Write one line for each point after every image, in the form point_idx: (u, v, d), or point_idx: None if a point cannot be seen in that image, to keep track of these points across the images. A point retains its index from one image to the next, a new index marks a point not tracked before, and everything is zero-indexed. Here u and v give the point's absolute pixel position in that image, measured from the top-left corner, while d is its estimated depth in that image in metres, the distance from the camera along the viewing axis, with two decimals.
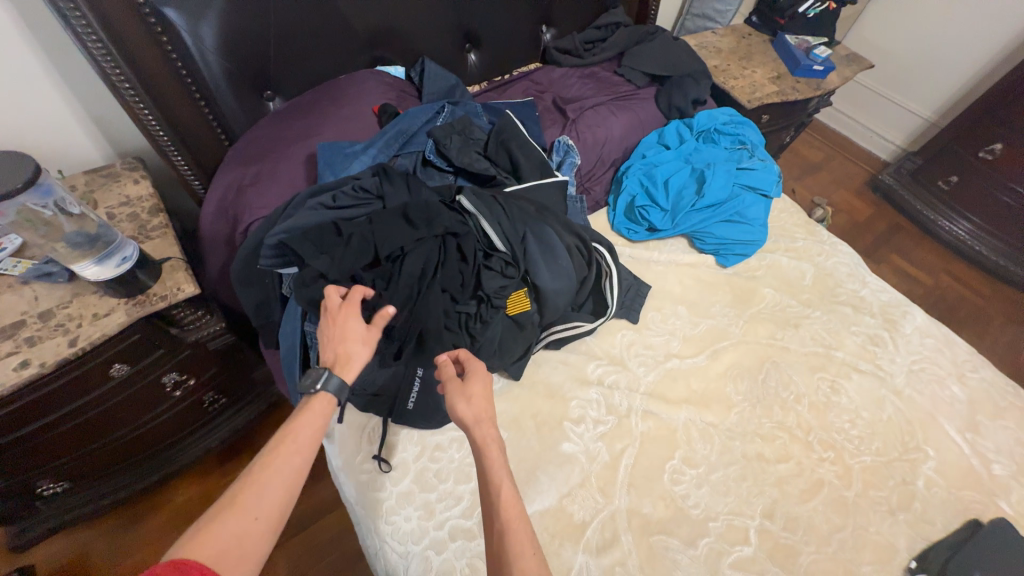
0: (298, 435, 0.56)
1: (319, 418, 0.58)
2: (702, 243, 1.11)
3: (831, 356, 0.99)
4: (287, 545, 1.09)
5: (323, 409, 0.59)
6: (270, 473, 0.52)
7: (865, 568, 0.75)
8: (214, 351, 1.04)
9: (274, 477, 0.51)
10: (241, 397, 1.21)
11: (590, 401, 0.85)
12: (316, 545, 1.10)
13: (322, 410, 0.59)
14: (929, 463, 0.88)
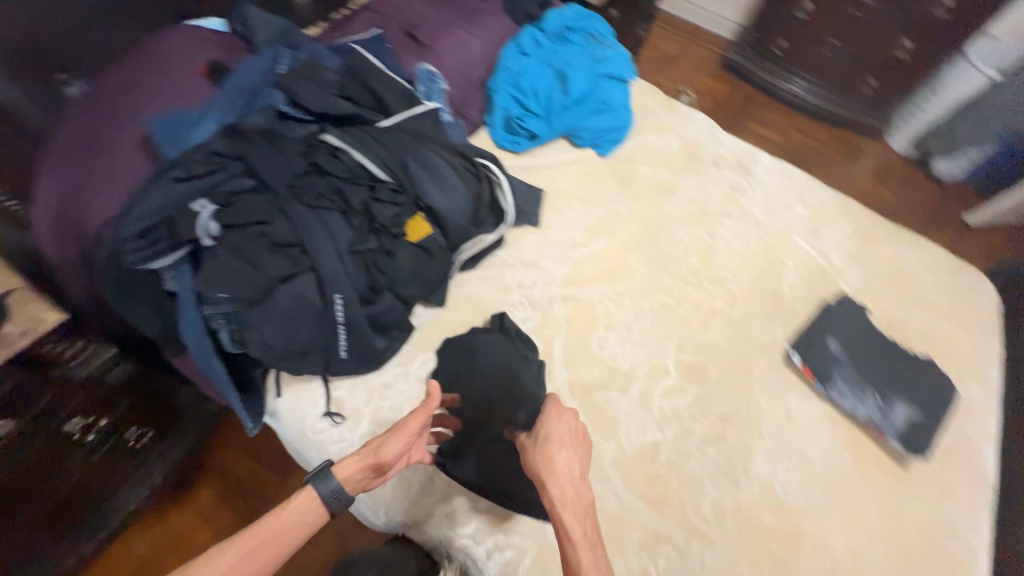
0: (267, 528, 0.61)
1: (301, 522, 0.63)
2: (580, 139, 1.18)
3: (704, 210, 1.14)
4: None
5: (303, 501, 0.64)
6: (230, 553, 0.58)
7: (757, 362, 0.93)
8: (117, 382, 0.94)
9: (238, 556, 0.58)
10: (172, 425, 1.09)
11: (514, 305, 0.92)
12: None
13: (305, 509, 0.64)
14: (790, 271, 1.07)
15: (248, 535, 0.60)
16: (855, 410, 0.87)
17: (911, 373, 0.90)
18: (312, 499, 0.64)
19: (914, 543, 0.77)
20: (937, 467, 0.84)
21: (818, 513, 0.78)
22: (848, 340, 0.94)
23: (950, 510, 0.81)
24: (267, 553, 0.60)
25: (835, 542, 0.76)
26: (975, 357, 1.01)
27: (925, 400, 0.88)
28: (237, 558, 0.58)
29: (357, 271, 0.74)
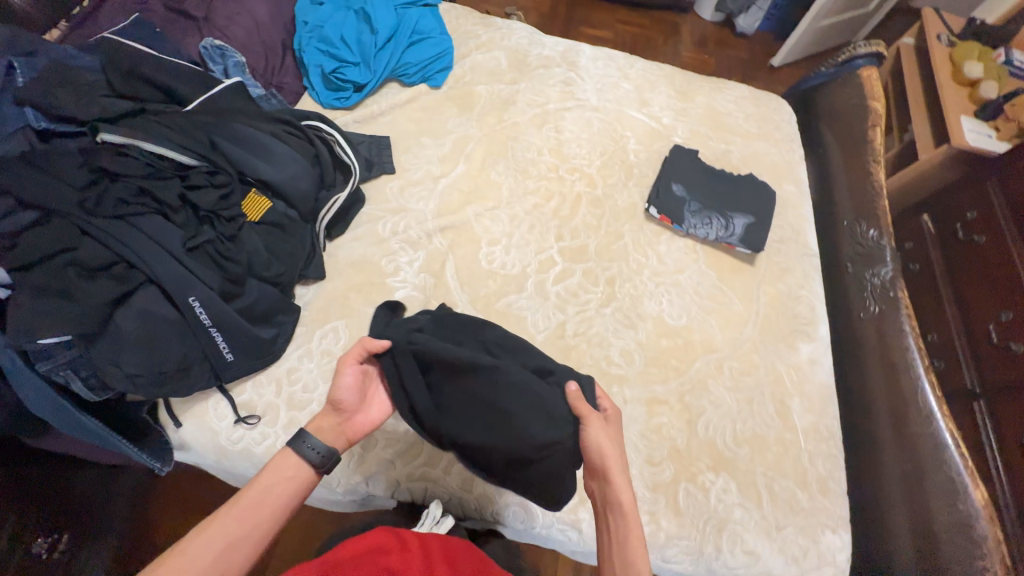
0: (254, 490, 0.58)
1: (286, 480, 0.60)
2: (408, 77, 1.15)
3: (547, 111, 1.19)
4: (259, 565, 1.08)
5: (288, 468, 0.60)
6: (222, 522, 0.55)
7: (626, 226, 1.04)
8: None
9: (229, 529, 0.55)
10: (86, 519, 0.97)
11: (397, 252, 0.93)
12: (288, 543, 1.11)
13: (288, 468, 0.60)
14: (631, 141, 1.18)
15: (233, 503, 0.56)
16: (704, 234, 1.02)
17: (740, 191, 1.07)
18: (295, 457, 0.61)
19: (772, 315, 0.97)
20: (776, 253, 1.04)
21: (701, 323, 0.94)
22: (686, 181, 1.07)
23: (791, 282, 1.01)
24: (262, 514, 0.57)
25: (718, 338, 0.93)
26: (786, 162, 1.21)
27: (756, 207, 1.05)
28: (231, 526, 0.55)
29: (205, 267, 0.68)
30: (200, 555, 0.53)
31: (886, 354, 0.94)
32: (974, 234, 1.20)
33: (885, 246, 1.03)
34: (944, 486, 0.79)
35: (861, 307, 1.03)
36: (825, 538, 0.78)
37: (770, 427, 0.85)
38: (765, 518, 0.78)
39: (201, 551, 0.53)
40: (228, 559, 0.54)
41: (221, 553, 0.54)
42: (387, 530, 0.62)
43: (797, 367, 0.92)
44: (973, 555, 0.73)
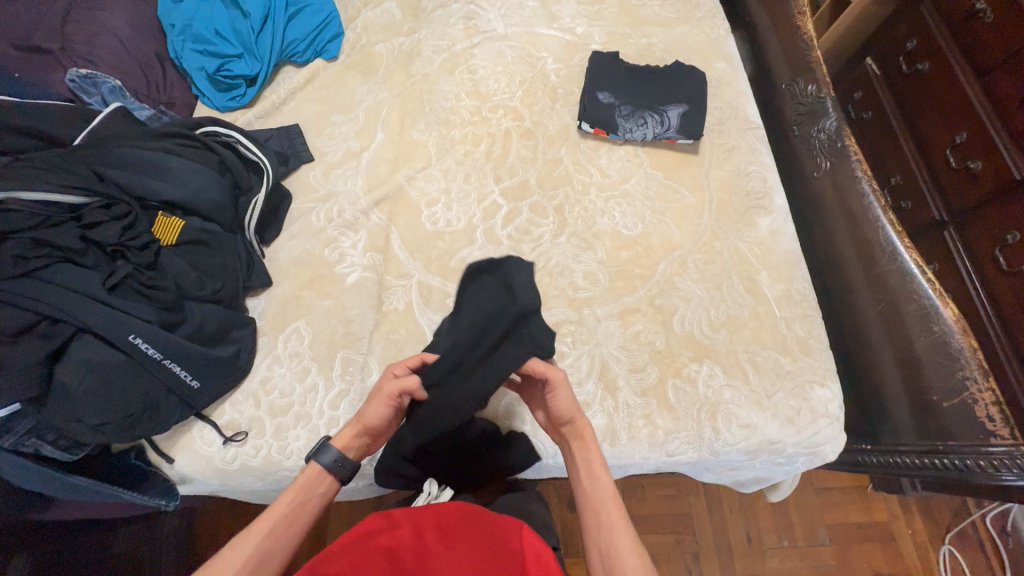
0: (286, 502, 0.63)
1: (274, 532, 0.61)
2: (299, 55, 1.08)
3: (455, 52, 1.10)
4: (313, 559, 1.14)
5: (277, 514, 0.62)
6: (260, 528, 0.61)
7: (563, 150, 1.01)
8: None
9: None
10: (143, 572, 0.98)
11: (337, 239, 0.90)
12: (333, 534, 1.16)
13: (314, 483, 0.65)
14: (550, 61, 1.10)
15: (268, 515, 0.62)
16: (642, 136, 0.99)
17: (669, 82, 1.03)
18: (288, 501, 0.63)
19: (726, 198, 0.95)
20: (719, 136, 1.01)
21: (657, 226, 0.92)
22: (613, 87, 1.02)
23: (739, 160, 0.99)
24: (293, 525, 0.62)
25: (677, 236, 0.92)
26: (715, 39, 1.14)
27: (690, 94, 1.01)
28: (264, 542, 0.60)
29: (133, 303, 0.66)
30: (241, 556, 0.59)
31: (845, 205, 0.93)
32: (920, 63, 1.10)
33: (825, 98, 1.00)
34: (917, 313, 0.80)
35: (814, 166, 1.01)
36: (815, 393, 0.81)
37: (743, 306, 0.86)
38: (754, 390, 0.80)
39: (238, 561, 0.59)
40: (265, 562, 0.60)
41: (258, 558, 0.59)
42: (377, 514, 0.63)
43: (760, 242, 0.91)
44: (953, 369, 0.75)
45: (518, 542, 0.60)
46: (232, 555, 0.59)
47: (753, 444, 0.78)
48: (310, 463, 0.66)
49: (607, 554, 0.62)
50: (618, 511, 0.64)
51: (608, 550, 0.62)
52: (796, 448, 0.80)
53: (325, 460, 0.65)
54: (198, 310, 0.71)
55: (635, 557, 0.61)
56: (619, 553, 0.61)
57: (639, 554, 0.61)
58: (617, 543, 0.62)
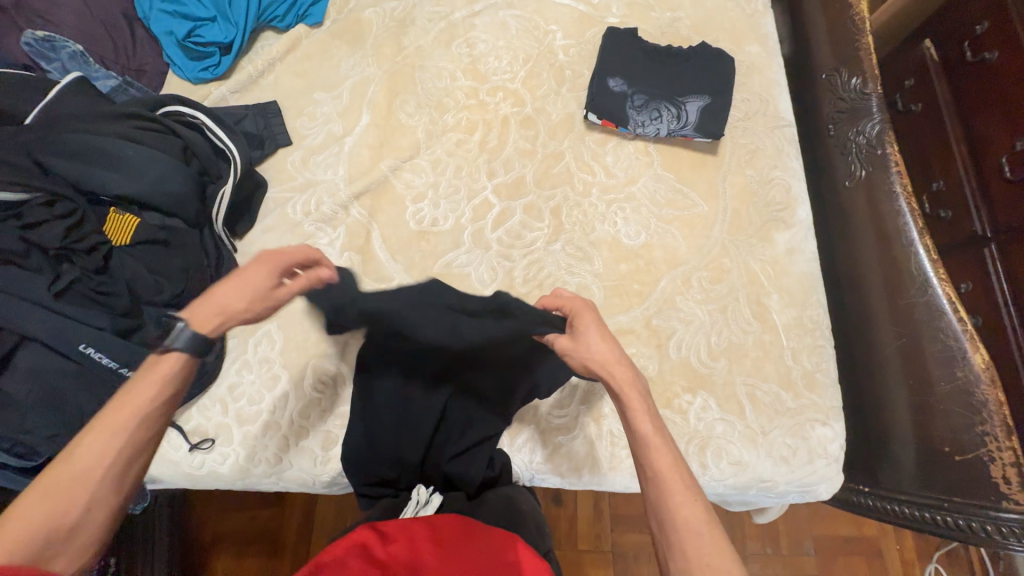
0: (146, 400, 0.51)
1: (135, 432, 0.50)
2: (279, 20, 0.96)
3: (452, 21, 0.98)
4: (298, 537, 1.16)
5: (140, 398, 0.50)
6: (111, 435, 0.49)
7: (565, 143, 0.91)
8: None
9: (59, 496, 0.46)
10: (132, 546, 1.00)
11: (314, 235, 0.84)
12: (320, 515, 1.17)
13: (169, 371, 0.53)
14: (558, 36, 0.97)
15: (122, 413, 0.50)
16: (655, 131, 0.88)
17: (693, 68, 0.90)
18: (153, 385, 0.51)
19: (742, 209, 0.86)
20: (742, 135, 0.90)
21: (662, 237, 0.84)
22: (627, 72, 0.90)
23: (762, 165, 0.88)
24: (155, 420, 0.51)
25: (683, 249, 0.83)
26: (750, 16, 0.99)
27: (714, 83, 0.89)
28: (127, 442, 0.49)
29: (81, 310, 0.63)
30: (97, 467, 0.48)
31: (878, 223, 0.83)
32: (985, 52, 0.95)
33: (871, 95, 0.88)
34: (941, 354, 0.73)
35: (846, 174, 0.90)
36: (816, 432, 0.75)
37: (748, 333, 0.78)
38: (749, 427, 0.74)
39: (97, 459, 0.48)
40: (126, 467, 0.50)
41: (121, 466, 0.49)
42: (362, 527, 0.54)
43: (774, 260, 0.83)
44: (972, 422, 0.69)
45: (513, 553, 0.54)
46: (81, 462, 0.48)
47: (742, 481, 0.74)
48: (168, 355, 0.53)
49: (657, 501, 0.53)
50: (671, 462, 0.55)
51: (657, 500, 0.53)
52: (788, 487, 0.75)
53: (181, 345, 0.53)
54: (156, 315, 0.67)
55: (691, 506, 0.52)
56: (669, 504, 0.53)
57: (696, 501, 0.53)
58: (669, 498, 0.53)
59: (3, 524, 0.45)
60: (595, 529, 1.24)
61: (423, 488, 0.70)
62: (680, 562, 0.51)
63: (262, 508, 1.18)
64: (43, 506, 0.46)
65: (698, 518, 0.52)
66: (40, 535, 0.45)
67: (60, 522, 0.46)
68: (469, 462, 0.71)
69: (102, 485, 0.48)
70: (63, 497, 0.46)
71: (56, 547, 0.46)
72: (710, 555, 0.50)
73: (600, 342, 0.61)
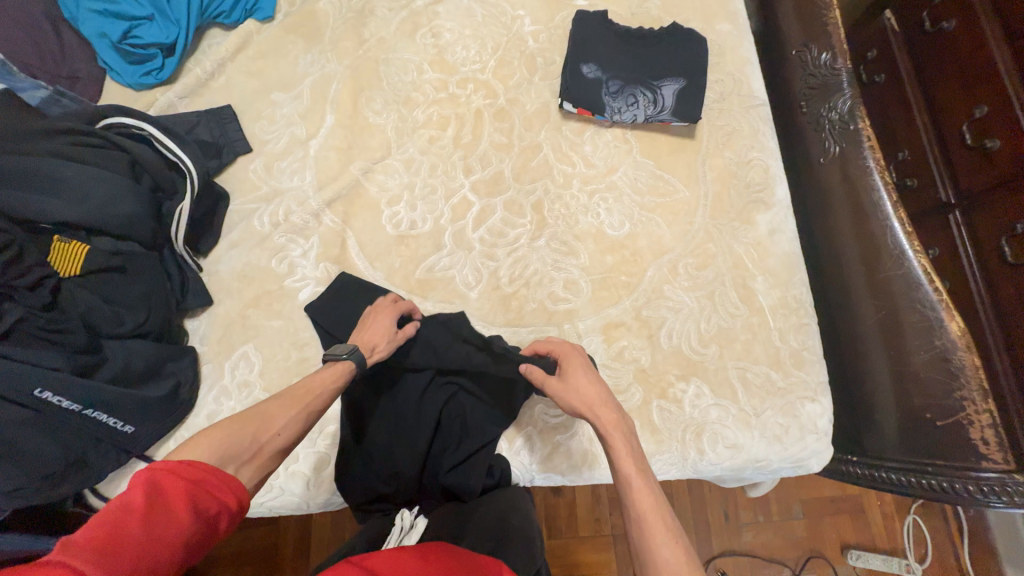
0: (323, 379, 0.59)
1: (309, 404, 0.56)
2: (225, 15, 0.89)
3: (414, 9, 0.93)
4: (295, 553, 1.13)
5: (326, 376, 0.59)
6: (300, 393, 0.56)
7: (542, 134, 0.88)
8: None
9: (239, 433, 0.49)
10: None
11: (285, 247, 0.79)
12: (315, 529, 1.14)
13: (339, 371, 0.60)
14: (527, 22, 0.93)
15: (299, 391, 0.57)
16: (632, 118, 0.86)
17: (666, 51, 0.88)
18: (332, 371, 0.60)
19: (723, 192, 0.85)
20: (719, 117, 0.89)
21: (646, 225, 0.83)
22: (600, 56, 0.88)
23: (740, 146, 0.88)
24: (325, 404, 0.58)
25: (668, 237, 0.83)
26: None
27: (689, 64, 0.87)
28: (298, 412, 0.55)
29: (33, 351, 0.58)
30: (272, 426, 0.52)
31: (853, 199, 0.84)
32: (944, 22, 0.90)
33: (840, 71, 0.88)
34: (919, 324, 0.75)
35: (821, 152, 0.90)
36: (806, 409, 0.77)
37: (736, 316, 0.79)
38: (743, 409, 0.75)
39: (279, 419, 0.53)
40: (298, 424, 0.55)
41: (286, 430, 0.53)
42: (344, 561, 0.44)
43: (757, 242, 0.83)
44: (950, 387, 0.71)
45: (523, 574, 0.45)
46: (275, 410, 0.54)
47: (738, 462, 0.75)
48: (335, 363, 0.61)
49: (639, 544, 0.51)
50: (653, 505, 0.54)
51: (639, 539, 0.52)
52: (782, 463, 0.77)
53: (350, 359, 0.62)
54: (119, 349, 0.63)
55: (671, 548, 0.50)
56: (651, 543, 0.50)
57: (678, 543, 0.50)
58: (650, 537, 0.51)
59: (201, 436, 0.47)
60: (594, 514, 1.25)
61: (407, 513, 0.65)
62: None
63: (253, 527, 1.14)
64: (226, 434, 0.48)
65: (681, 566, 0.49)
66: (223, 452, 0.47)
67: (239, 449, 0.48)
68: (467, 473, 0.69)
69: (287, 426, 0.53)
70: (256, 428, 0.50)
71: (238, 465, 0.48)
72: None
73: (587, 383, 0.65)
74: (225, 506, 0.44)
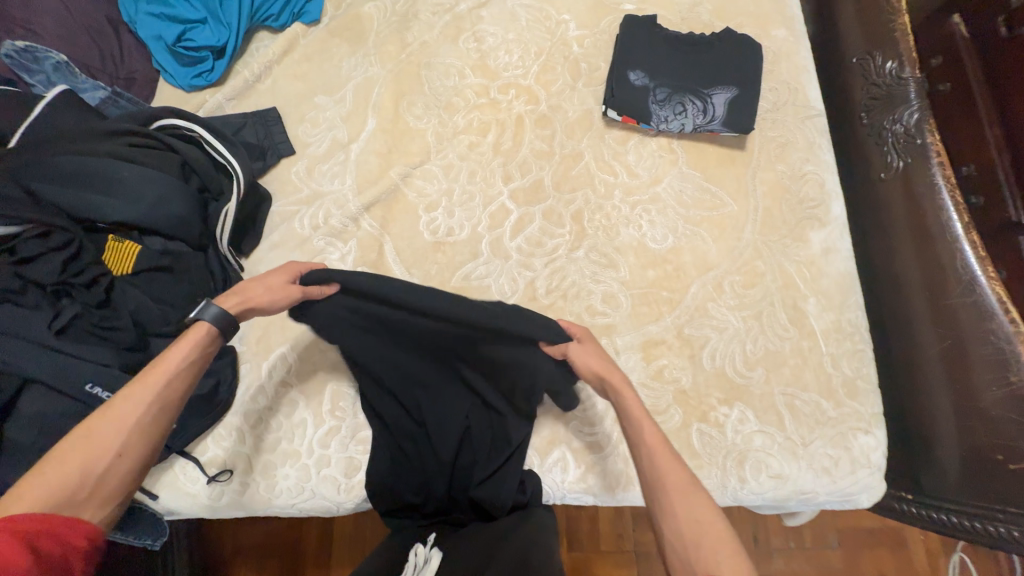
0: (173, 363, 0.55)
1: (165, 388, 0.54)
2: (274, 19, 0.90)
3: (458, 13, 0.92)
4: (319, 549, 1.14)
5: (185, 347, 0.56)
6: (134, 399, 0.52)
7: (583, 142, 0.86)
8: None
9: (83, 450, 0.49)
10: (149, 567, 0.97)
11: (324, 250, 0.80)
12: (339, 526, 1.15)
13: (205, 342, 0.57)
14: (571, 27, 0.91)
15: (153, 374, 0.54)
16: (679, 127, 0.82)
17: (717, 58, 0.85)
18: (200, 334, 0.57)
19: (774, 208, 0.81)
20: (772, 128, 0.85)
21: (690, 239, 0.80)
22: (648, 63, 0.85)
23: (794, 158, 0.83)
24: (181, 385, 0.55)
25: (713, 253, 0.79)
26: None
27: (742, 72, 0.83)
28: (153, 398, 0.53)
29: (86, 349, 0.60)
30: (120, 427, 0.51)
31: (917, 218, 0.78)
32: None
33: (908, 81, 0.83)
34: (992, 358, 0.69)
35: (882, 166, 0.85)
36: (858, 441, 0.72)
37: (785, 340, 0.75)
38: (789, 438, 0.71)
39: (128, 412, 0.52)
40: (144, 443, 0.52)
41: (148, 423, 0.52)
42: None
43: (810, 261, 0.78)
44: None
45: None
46: (113, 416, 0.51)
47: (782, 494, 0.71)
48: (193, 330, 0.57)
49: (650, 475, 0.52)
50: (653, 434, 0.54)
51: (643, 464, 0.53)
52: (829, 497, 0.72)
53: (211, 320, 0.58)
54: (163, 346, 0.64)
55: (671, 466, 0.51)
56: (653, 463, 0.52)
57: (681, 468, 0.51)
58: (653, 461, 0.52)
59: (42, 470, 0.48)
60: (617, 529, 1.22)
61: (422, 548, 0.62)
62: (671, 529, 0.49)
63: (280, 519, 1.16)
64: (73, 456, 0.49)
65: (683, 485, 0.50)
66: (73, 480, 0.48)
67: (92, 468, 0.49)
68: (496, 488, 0.67)
69: (130, 444, 0.51)
70: (96, 453, 0.49)
71: (85, 501, 0.48)
72: (694, 512, 0.48)
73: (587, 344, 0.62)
74: (73, 548, 0.46)
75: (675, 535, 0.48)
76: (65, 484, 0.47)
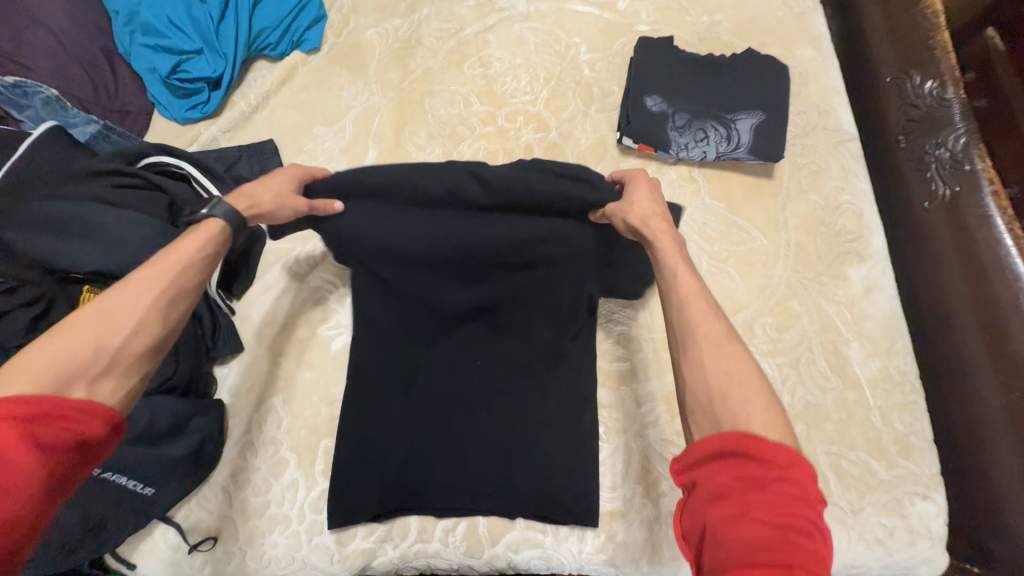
0: (188, 250, 0.49)
1: (178, 271, 0.48)
2: (271, 48, 0.87)
3: (462, 38, 0.88)
4: None
5: (200, 236, 0.50)
6: (143, 282, 0.46)
7: (597, 171, 0.80)
8: None
9: (92, 319, 0.43)
10: None
11: (320, 292, 0.75)
12: None
13: (216, 237, 0.51)
14: (582, 49, 0.86)
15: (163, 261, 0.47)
16: (701, 155, 0.76)
17: (740, 80, 0.79)
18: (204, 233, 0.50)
19: (808, 241, 0.74)
20: (802, 154, 0.79)
21: (716, 277, 0.73)
22: (665, 87, 0.79)
23: (827, 188, 0.77)
24: (195, 273, 0.49)
25: (743, 292, 0.72)
26: (799, 15, 0.88)
27: (767, 94, 0.77)
28: (165, 277, 0.47)
29: None
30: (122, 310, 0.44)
31: (970, 253, 0.70)
32: None
33: (952, 102, 0.76)
34: None
35: (925, 195, 0.77)
36: (916, 508, 0.63)
37: (826, 390, 0.67)
38: (837, 505, 0.63)
39: (137, 295, 0.45)
40: (168, 313, 0.47)
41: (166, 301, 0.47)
42: None
43: (850, 301, 0.71)
44: None
45: None
46: (126, 293, 0.45)
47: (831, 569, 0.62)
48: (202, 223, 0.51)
49: (682, 331, 0.47)
50: (698, 289, 0.48)
51: (680, 316, 0.48)
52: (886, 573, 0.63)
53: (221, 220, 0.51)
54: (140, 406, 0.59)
55: (711, 325, 0.46)
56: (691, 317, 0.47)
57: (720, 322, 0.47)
58: (690, 311, 0.47)
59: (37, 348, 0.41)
60: None
61: None
62: (698, 381, 0.45)
63: None
64: (78, 331, 0.43)
65: (723, 340, 0.46)
66: (81, 353, 0.42)
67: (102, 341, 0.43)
68: (529, 474, 0.66)
69: (145, 322, 0.45)
70: (105, 330, 0.43)
71: (91, 381, 0.42)
72: (724, 364, 0.44)
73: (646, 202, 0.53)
74: (89, 436, 0.41)
75: (703, 389, 0.44)
76: (72, 357, 0.41)
